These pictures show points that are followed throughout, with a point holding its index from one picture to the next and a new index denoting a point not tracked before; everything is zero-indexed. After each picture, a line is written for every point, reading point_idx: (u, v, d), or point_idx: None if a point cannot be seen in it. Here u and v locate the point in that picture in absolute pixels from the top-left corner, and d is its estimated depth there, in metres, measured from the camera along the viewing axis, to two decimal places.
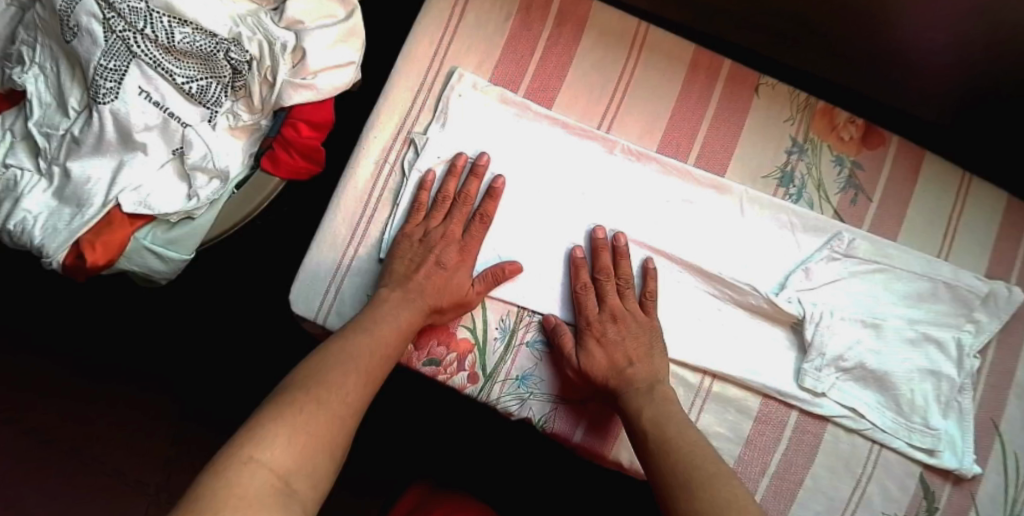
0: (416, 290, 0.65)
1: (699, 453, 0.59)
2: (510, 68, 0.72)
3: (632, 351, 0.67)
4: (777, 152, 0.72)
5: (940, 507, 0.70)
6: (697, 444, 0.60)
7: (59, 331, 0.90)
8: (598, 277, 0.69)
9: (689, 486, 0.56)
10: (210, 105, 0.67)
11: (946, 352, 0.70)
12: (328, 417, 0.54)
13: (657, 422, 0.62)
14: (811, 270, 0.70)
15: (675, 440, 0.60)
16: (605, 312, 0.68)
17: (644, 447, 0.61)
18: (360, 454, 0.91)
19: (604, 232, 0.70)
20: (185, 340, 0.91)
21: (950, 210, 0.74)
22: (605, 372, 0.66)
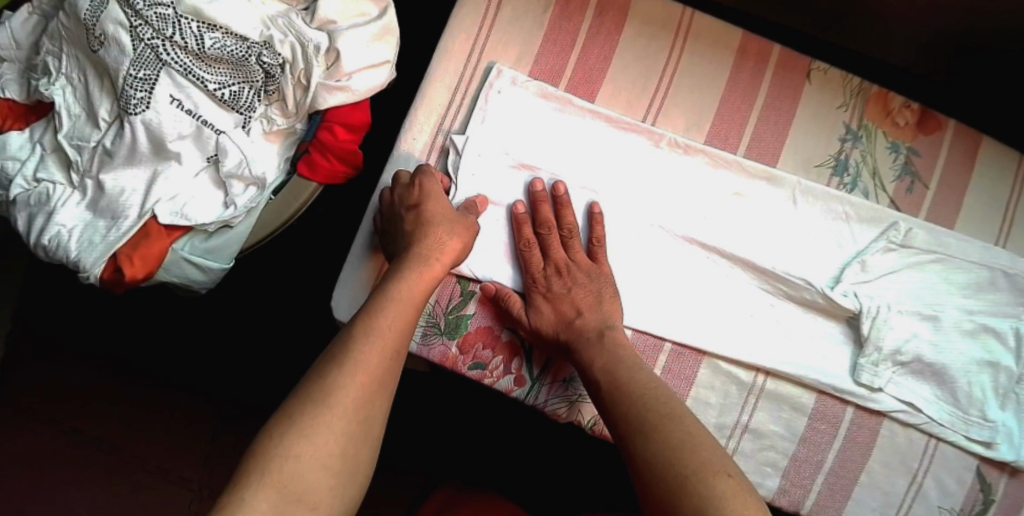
0: (417, 254, 0.60)
1: (652, 393, 0.58)
2: (551, 62, 0.69)
3: (581, 302, 0.65)
4: (830, 140, 0.70)
5: (996, 500, 0.69)
6: (653, 385, 0.59)
7: (93, 337, 0.89)
8: (539, 231, 0.66)
9: (645, 428, 0.55)
10: (243, 110, 0.65)
11: (1005, 343, 0.68)
12: (342, 427, 0.48)
13: (610, 368, 0.60)
14: (867, 262, 0.68)
15: (629, 384, 0.58)
16: (550, 266, 0.66)
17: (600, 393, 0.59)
18: (401, 452, 0.91)
19: (542, 184, 0.67)
20: (219, 345, 0.90)
21: (1009, 195, 0.71)
22: (554, 326, 0.64)
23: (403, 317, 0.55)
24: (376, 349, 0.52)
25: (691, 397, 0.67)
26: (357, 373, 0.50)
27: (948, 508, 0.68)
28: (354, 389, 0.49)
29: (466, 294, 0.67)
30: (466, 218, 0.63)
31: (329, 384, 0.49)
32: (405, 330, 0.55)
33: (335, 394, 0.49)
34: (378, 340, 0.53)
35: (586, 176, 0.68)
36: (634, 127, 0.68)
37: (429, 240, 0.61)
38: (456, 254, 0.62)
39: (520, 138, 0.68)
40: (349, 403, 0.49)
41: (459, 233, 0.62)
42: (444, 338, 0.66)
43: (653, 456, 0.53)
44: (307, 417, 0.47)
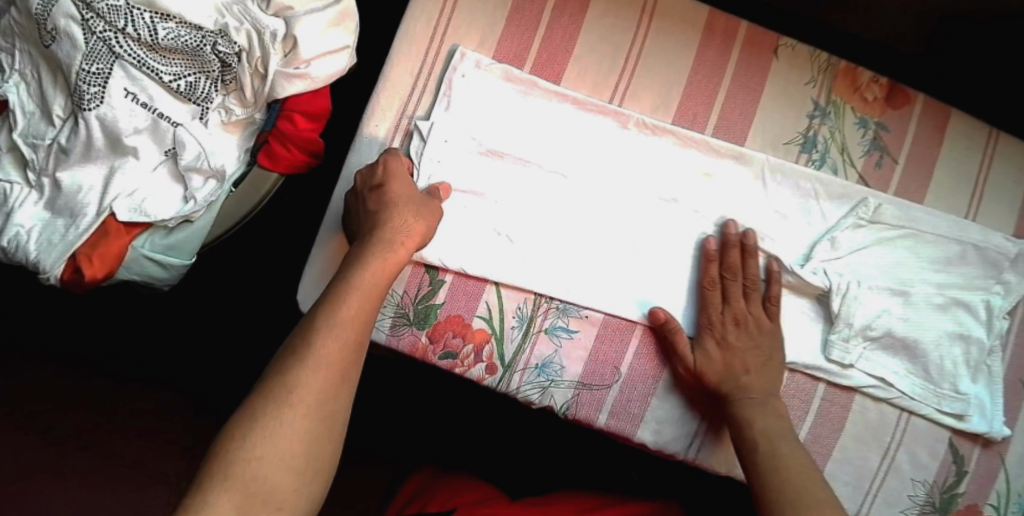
0: (381, 239, 0.59)
1: (805, 473, 0.58)
2: (515, 44, 0.68)
3: (751, 360, 0.65)
4: (799, 117, 0.69)
5: (969, 471, 0.70)
6: (810, 472, 0.59)
7: (65, 338, 0.88)
8: (723, 275, 0.66)
9: (790, 505, 0.56)
10: (200, 101, 0.64)
11: (975, 316, 0.69)
12: (306, 425, 0.48)
13: (764, 440, 0.61)
14: (837, 239, 0.67)
15: (783, 469, 0.59)
16: (728, 313, 0.66)
17: (787, 464, 0.59)
18: (383, 438, 0.93)
19: (736, 227, 0.67)
20: (194, 341, 0.89)
21: (979, 167, 0.71)
22: (719, 375, 0.65)
23: (367, 303, 0.55)
24: (338, 341, 0.51)
25: (664, 379, 0.68)
26: (319, 367, 0.50)
27: (921, 480, 0.69)
28: (318, 383, 0.49)
29: (435, 283, 0.66)
30: (432, 202, 0.63)
31: (291, 380, 0.49)
32: (369, 315, 0.55)
33: (297, 389, 0.48)
34: (341, 328, 0.52)
35: (554, 159, 0.67)
36: (599, 109, 0.68)
37: (394, 222, 0.60)
38: (421, 240, 0.61)
39: (486, 123, 0.67)
40: (312, 399, 0.49)
41: (425, 215, 0.61)
42: (414, 328, 0.66)
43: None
44: (271, 416, 0.47)
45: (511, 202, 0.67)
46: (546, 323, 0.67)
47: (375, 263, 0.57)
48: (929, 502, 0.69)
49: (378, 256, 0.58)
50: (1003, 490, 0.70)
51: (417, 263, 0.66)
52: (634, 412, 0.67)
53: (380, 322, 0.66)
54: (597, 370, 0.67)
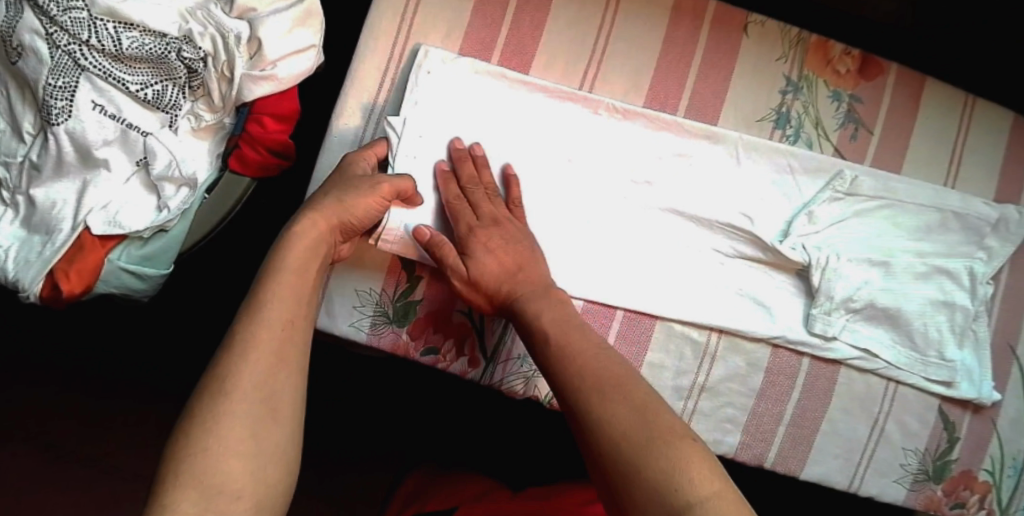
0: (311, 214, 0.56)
1: (600, 355, 0.54)
2: (480, 35, 0.67)
3: (520, 255, 0.62)
4: (771, 93, 0.69)
5: (961, 437, 0.71)
6: (587, 347, 0.54)
7: (58, 356, 0.89)
8: (464, 188, 0.64)
9: (588, 393, 0.51)
10: (169, 109, 0.64)
11: (958, 282, 0.69)
12: (243, 410, 0.45)
13: (564, 338, 0.55)
14: (813, 213, 0.67)
15: (567, 358, 0.53)
16: (485, 219, 0.63)
17: (566, 355, 0.54)
18: (376, 437, 0.91)
19: (464, 143, 0.65)
20: (183, 351, 0.89)
21: (956, 134, 0.70)
22: (497, 277, 0.61)
23: (294, 282, 0.52)
24: (266, 323, 0.48)
25: (648, 362, 0.68)
26: (252, 354, 0.47)
27: (913, 449, 0.70)
28: (253, 369, 0.46)
29: (413, 280, 0.67)
30: (374, 177, 0.59)
31: (225, 372, 0.46)
32: (302, 300, 0.52)
33: (231, 378, 0.45)
34: (267, 313, 0.49)
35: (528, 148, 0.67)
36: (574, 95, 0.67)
37: (324, 200, 0.56)
38: (357, 211, 0.58)
39: (457, 117, 0.66)
40: (250, 385, 0.46)
41: (358, 189, 0.58)
42: (394, 326, 0.67)
43: (622, 435, 0.47)
44: (208, 407, 0.44)
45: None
46: None
47: (298, 240, 0.53)
48: (922, 469, 0.71)
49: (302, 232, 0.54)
50: (997, 455, 0.72)
51: (396, 260, 0.67)
52: None
53: (361, 322, 0.67)
54: None
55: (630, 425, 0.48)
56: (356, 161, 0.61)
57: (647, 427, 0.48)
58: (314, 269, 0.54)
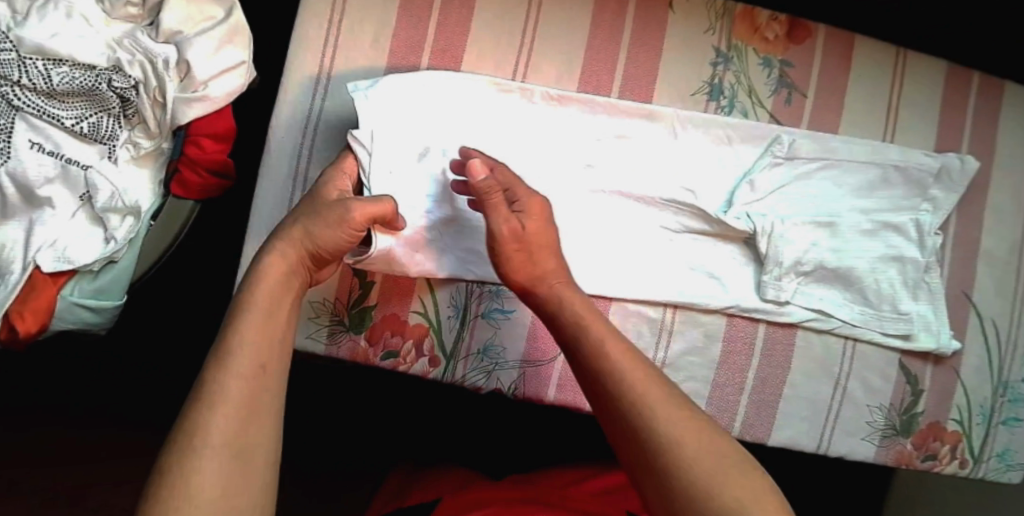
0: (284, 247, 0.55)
1: (634, 364, 0.54)
2: (408, 33, 0.65)
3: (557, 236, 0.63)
4: (702, 65, 0.68)
5: (925, 389, 0.71)
6: (637, 359, 0.54)
7: (22, 402, 0.86)
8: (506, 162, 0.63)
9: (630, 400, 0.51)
10: (106, 140, 0.65)
11: (906, 235, 0.69)
12: (224, 450, 0.44)
13: (589, 341, 0.55)
14: (755, 181, 0.67)
15: (625, 369, 0.53)
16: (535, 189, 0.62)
17: (620, 367, 0.53)
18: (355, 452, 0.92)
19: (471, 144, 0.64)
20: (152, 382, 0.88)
21: (891, 89, 0.70)
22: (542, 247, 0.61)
23: (268, 322, 0.51)
24: (235, 368, 0.47)
25: None
26: (221, 403, 0.45)
27: (878, 406, 0.71)
28: (226, 417, 0.45)
29: (365, 285, 0.68)
30: (345, 205, 0.57)
31: (195, 423, 0.44)
32: (273, 338, 0.50)
33: (201, 428, 0.44)
34: (235, 355, 0.47)
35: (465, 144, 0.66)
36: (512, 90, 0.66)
37: (293, 230, 0.56)
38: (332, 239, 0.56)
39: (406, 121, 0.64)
40: (224, 435, 0.44)
41: (323, 219, 0.56)
42: (351, 333, 0.68)
43: (687, 455, 0.48)
44: (183, 458, 0.43)
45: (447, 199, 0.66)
46: (482, 308, 0.69)
47: (260, 276, 0.53)
48: (889, 424, 0.71)
49: (262, 268, 0.53)
50: (963, 404, 0.72)
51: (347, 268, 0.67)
52: None
53: (318, 334, 0.67)
54: (536, 346, 0.69)
55: (698, 447, 0.48)
56: (333, 185, 0.60)
57: (713, 450, 0.48)
58: (282, 303, 0.52)
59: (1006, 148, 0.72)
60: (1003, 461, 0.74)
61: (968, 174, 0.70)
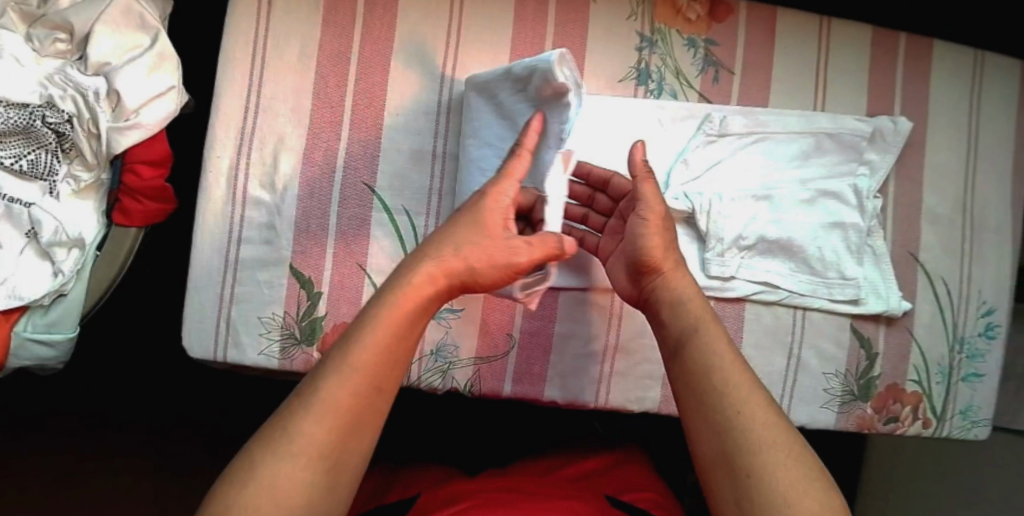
0: (432, 275, 0.51)
1: (737, 367, 0.53)
2: (333, 43, 0.66)
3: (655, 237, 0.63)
4: (628, 51, 0.69)
5: (880, 352, 0.72)
6: (750, 372, 0.53)
7: (15, 432, 0.91)
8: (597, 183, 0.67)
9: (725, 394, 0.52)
10: (46, 176, 0.65)
11: (845, 201, 0.69)
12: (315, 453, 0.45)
13: (700, 348, 0.55)
14: (689, 161, 0.68)
15: (734, 380, 0.53)
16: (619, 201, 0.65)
17: (734, 380, 0.53)
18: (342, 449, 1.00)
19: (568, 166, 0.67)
20: (133, 404, 0.92)
21: (817, 58, 0.71)
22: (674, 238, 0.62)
23: (396, 351, 0.49)
24: (346, 384, 0.46)
25: (558, 331, 0.70)
26: (320, 416, 0.45)
27: (834, 373, 0.71)
28: (319, 429, 0.45)
29: (313, 296, 0.67)
30: (518, 240, 0.53)
31: (291, 427, 0.45)
32: (394, 362, 0.49)
33: (295, 435, 0.45)
34: (356, 367, 0.47)
35: (400, 148, 0.67)
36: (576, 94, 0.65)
37: (450, 262, 0.51)
38: (461, 281, 0.52)
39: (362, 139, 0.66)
40: (314, 450, 0.45)
41: (483, 251, 0.52)
42: (304, 346, 0.67)
43: (778, 481, 0.47)
44: (279, 451, 0.44)
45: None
46: None
47: (399, 301, 0.49)
48: (847, 390, 0.71)
49: (417, 288, 0.51)
50: (920, 364, 0.73)
51: (292, 281, 0.67)
52: (537, 372, 0.70)
53: (270, 349, 0.67)
54: (488, 342, 0.69)
55: (791, 475, 0.47)
56: (506, 189, 0.53)
57: (810, 485, 0.47)
58: (412, 331, 0.50)
59: (942, 104, 0.72)
60: (967, 418, 0.74)
61: (902, 136, 0.70)
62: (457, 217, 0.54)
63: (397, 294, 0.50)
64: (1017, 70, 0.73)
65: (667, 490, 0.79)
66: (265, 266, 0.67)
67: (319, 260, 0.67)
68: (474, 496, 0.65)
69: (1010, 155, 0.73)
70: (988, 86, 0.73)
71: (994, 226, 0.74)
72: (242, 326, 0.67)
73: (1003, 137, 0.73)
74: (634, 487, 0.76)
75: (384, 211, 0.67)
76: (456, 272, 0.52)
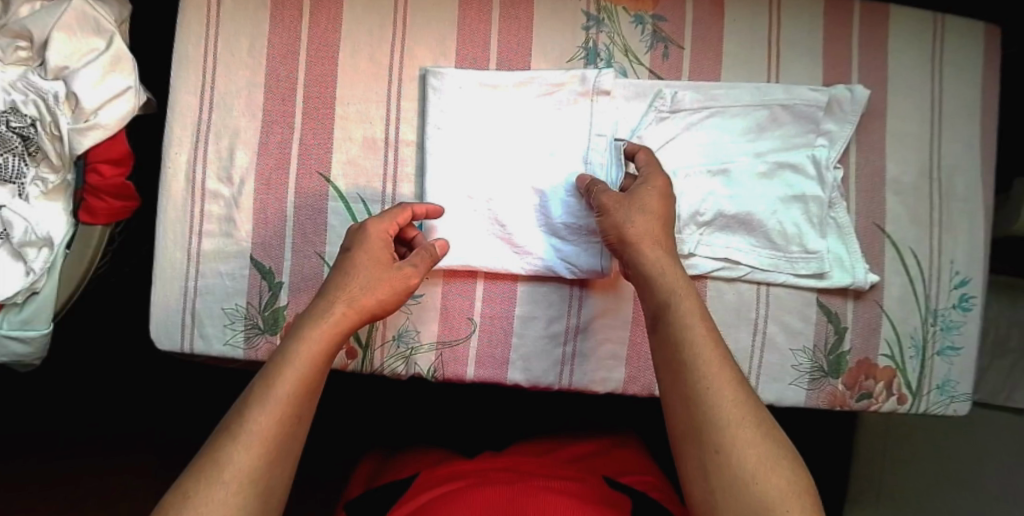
0: (336, 300, 0.56)
1: (711, 346, 0.54)
2: (282, 38, 0.68)
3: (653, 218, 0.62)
4: (576, 31, 0.70)
5: (849, 326, 0.70)
6: (722, 346, 0.54)
7: (21, 431, 0.96)
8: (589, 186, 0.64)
9: (700, 373, 0.52)
10: (15, 179, 0.67)
11: (804, 173, 0.69)
12: (252, 464, 0.47)
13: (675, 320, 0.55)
14: (643, 138, 0.68)
15: (714, 356, 0.53)
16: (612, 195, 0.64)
17: (706, 356, 0.53)
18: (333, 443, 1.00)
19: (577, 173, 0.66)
20: (133, 399, 0.97)
21: (768, 31, 0.71)
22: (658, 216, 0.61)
23: (312, 369, 0.53)
24: (273, 411, 0.49)
25: (518, 315, 0.69)
26: (250, 444, 0.48)
27: (802, 348, 0.70)
28: (249, 457, 0.47)
29: (274, 287, 0.68)
30: (405, 267, 0.59)
31: (221, 457, 0.47)
32: (312, 390, 0.53)
33: (226, 467, 0.47)
34: (279, 397, 0.50)
35: (352, 137, 0.68)
36: (567, 81, 0.67)
37: (352, 290, 0.57)
38: (371, 307, 0.57)
39: (316, 131, 0.68)
40: (251, 465, 0.47)
41: (381, 286, 0.57)
42: (267, 335, 0.67)
43: (748, 460, 0.49)
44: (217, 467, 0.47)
45: (505, 196, 0.67)
46: None
47: (310, 333, 0.54)
48: (817, 366, 0.70)
49: (324, 325, 0.54)
50: (892, 337, 0.71)
51: (253, 272, 0.67)
52: (500, 356, 0.68)
53: (236, 339, 0.68)
54: (450, 326, 0.68)
55: (764, 450, 0.49)
56: (382, 228, 0.59)
57: (778, 461, 0.49)
58: (329, 359, 0.55)
59: (898, 74, 0.72)
60: (944, 393, 0.71)
61: (860, 105, 0.69)
62: (352, 255, 0.58)
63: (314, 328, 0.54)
64: (979, 37, 0.73)
65: (663, 474, 0.75)
66: (226, 258, 0.68)
67: (279, 251, 0.68)
68: (471, 476, 0.64)
69: (976, 123, 0.73)
70: (947, 55, 0.72)
71: (962, 195, 0.72)
72: (208, 317, 0.68)
73: (966, 105, 0.73)
74: (631, 471, 0.73)
75: (340, 200, 0.68)
76: (367, 304, 0.57)
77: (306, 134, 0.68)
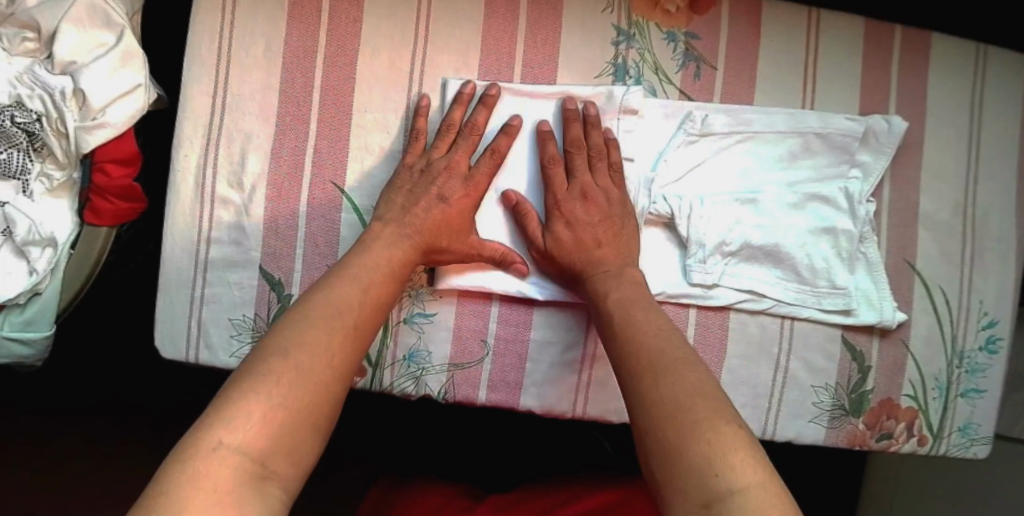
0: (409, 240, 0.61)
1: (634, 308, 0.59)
2: (300, 41, 0.65)
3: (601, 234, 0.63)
4: (605, 46, 0.67)
5: (873, 365, 0.68)
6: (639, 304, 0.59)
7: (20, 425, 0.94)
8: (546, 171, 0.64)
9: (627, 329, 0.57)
10: (19, 175, 0.64)
11: (835, 206, 0.66)
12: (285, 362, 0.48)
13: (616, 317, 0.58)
14: (670, 161, 0.66)
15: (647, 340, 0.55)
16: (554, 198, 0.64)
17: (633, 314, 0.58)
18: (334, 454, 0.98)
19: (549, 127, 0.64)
20: (133, 396, 0.96)
21: (805, 54, 0.68)
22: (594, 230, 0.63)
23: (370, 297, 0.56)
24: (331, 321, 0.52)
25: (534, 339, 0.66)
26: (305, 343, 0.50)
27: (823, 385, 0.68)
28: (315, 359, 0.49)
29: (283, 299, 0.65)
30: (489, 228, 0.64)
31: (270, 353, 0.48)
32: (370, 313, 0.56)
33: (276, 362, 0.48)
34: (341, 309, 0.54)
35: (369, 147, 0.66)
36: (593, 99, 0.65)
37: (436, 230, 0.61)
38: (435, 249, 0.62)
39: (331, 138, 0.65)
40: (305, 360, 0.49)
41: (461, 234, 0.62)
42: None
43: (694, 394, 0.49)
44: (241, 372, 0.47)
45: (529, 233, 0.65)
46: (404, 314, 0.66)
47: (378, 261, 0.59)
48: (837, 404, 0.68)
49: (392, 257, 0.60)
50: (917, 378, 0.69)
51: (261, 283, 0.65)
52: (512, 381, 0.66)
53: (241, 352, 0.66)
54: (464, 348, 0.66)
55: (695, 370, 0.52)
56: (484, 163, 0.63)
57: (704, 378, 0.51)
58: (393, 286, 0.59)
59: (936, 104, 0.69)
60: (965, 436, 0.70)
61: (896, 136, 0.67)
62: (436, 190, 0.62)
63: (387, 258, 0.59)
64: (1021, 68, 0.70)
65: None
66: (234, 267, 0.65)
67: (290, 262, 0.65)
68: None
69: (1012, 158, 0.70)
70: (988, 87, 0.70)
71: (995, 232, 0.70)
72: (216, 327, 0.65)
73: (1003, 139, 0.70)
74: None
75: (353, 212, 0.66)
76: (433, 237, 0.61)
77: (322, 141, 0.65)
